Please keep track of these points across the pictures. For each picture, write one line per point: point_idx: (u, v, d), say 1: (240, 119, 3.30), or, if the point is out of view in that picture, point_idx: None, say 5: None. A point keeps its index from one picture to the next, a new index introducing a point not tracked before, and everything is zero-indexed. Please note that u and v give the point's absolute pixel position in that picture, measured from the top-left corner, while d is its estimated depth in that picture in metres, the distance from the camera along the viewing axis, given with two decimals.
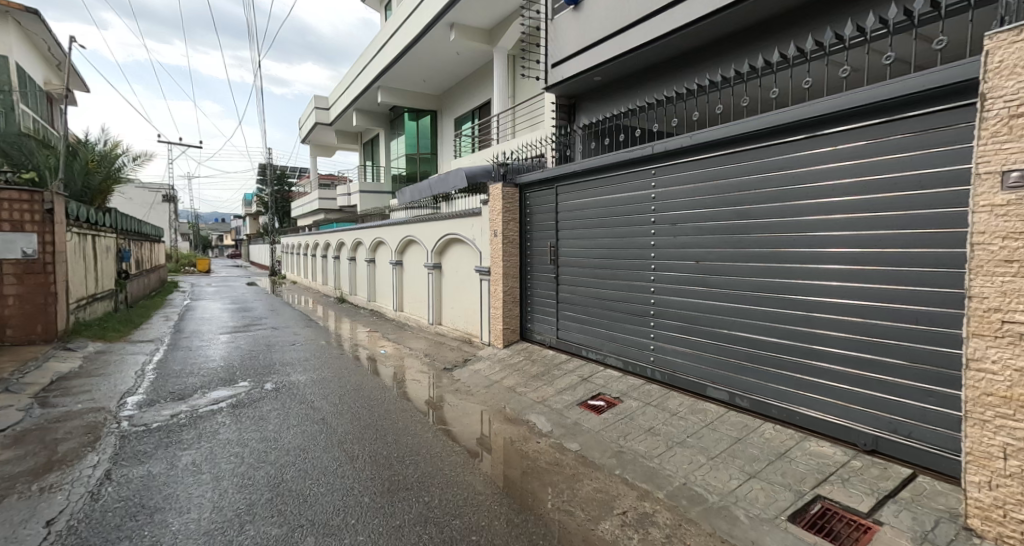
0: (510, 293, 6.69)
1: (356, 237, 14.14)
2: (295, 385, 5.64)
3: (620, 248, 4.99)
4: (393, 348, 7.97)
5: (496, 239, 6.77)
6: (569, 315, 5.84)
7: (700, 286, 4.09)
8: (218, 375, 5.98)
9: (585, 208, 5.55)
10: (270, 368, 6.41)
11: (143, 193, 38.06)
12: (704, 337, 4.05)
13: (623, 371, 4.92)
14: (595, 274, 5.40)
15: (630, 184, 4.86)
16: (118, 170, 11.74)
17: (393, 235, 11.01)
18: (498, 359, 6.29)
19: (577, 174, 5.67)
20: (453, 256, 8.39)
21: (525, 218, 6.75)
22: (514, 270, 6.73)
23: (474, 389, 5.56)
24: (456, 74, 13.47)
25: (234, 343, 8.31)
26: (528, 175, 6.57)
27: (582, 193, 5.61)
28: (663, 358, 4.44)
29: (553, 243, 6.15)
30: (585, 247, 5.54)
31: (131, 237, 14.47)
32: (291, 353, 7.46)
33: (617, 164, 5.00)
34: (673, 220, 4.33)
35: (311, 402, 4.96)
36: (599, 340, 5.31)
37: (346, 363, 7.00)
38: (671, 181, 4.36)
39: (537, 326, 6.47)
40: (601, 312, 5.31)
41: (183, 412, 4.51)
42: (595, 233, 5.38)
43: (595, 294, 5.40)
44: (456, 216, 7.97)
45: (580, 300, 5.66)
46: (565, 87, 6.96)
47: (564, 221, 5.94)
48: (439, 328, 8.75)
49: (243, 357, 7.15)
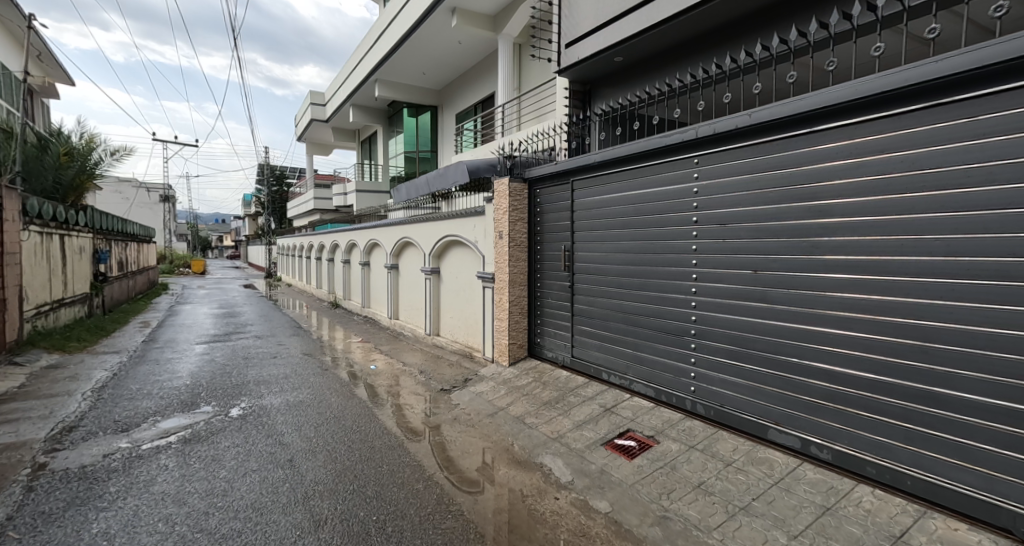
0: (516, 304, 5.89)
1: (350, 238, 13.35)
2: (266, 412, 4.81)
3: (650, 253, 4.18)
4: (386, 362, 7.17)
5: (501, 240, 5.97)
6: (586, 332, 5.03)
7: (758, 301, 3.26)
8: (178, 398, 5.14)
9: (606, 206, 4.73)
10: (241, 389, 5.57)
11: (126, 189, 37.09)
12: (762, 367, 3.23)
13: (654, 401, 4.10)
14: (618, 284, 4.58)
15: (664, 176, 4.04)
16: (95, 165, 10.99)
17: (389, 237, 10.23)
18: (503, 380, 5.48)
19: (597, 166, 4.86)
20: (452, 260, 7.61)
21: (534, 218, 5.95)
22: (521, 277, 5.94)
23: (475, 418, 4.75)
24: (458, 66, 12.71)
25: (210, 355, 7.49)
26: (539, 169, 5.76)
27: (602, 188, 4.81)
28: (706, 390, 3.63)
29: (567, 247, 5.35)
30: (606, 252, 4.74)
31: (112, 237, 13.70)
32: (269, 369, 6.63)
33: (647, 153, 4.17)
34: (723, 220, 3.51)
35: (280, 436, 4.14)
36: (623, 363, 4.49)
37: (330, 381, 6.17)
38: (721, 171, 3.54)
39: (548, 343, 5.65)
40: (625, 329, 4.50)
41: (119, 451, 3.68)
42: (619, 236, 4.57)
43: (617, 307, 4.59)
44: (456, 216, 7.18)
45: (599, 314, 4.85)
46: (579, 70, 6.15)
47: (580, 221, 5.13)
48: (437, 339, 7.95)
49: (215, 373, 6.32)
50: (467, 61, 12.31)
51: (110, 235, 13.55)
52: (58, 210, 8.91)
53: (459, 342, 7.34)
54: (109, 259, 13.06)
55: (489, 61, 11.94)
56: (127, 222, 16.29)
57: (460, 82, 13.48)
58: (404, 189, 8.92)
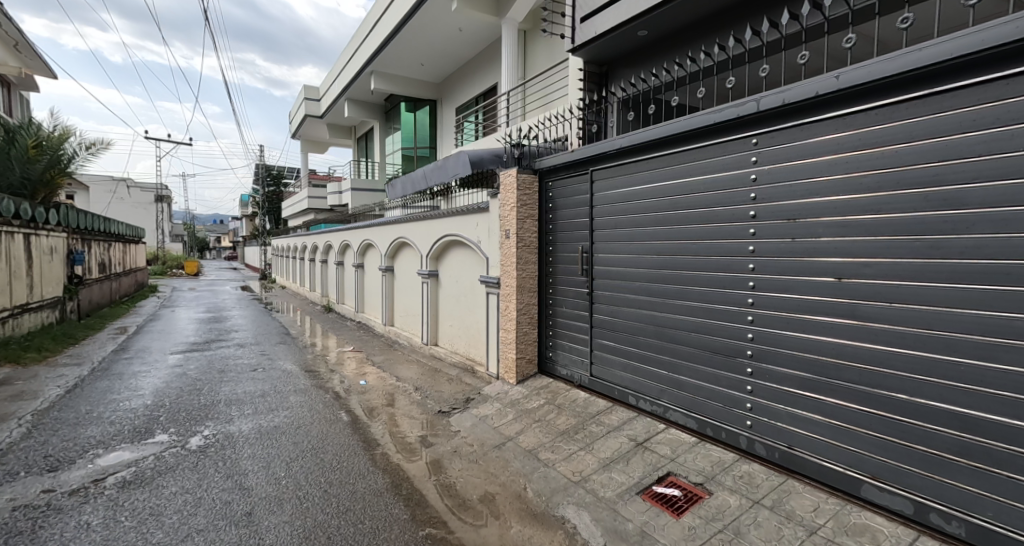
0: (525, 313, 5.19)
1: (344, 239, 12.64)
2: (231, 441, 4.06)
3: (690, 254, 3.46)
4: (378, 376, 6.45)
5: (508, 240, 5.26)
6: (608, 347, 4.33)
7: (845, 318, 2.52)
8: (131, 423, 4.39)
9: (634, 199, 4.01)
10: (207, 411, 4.82)
11: (111, 185, 36.30)
12: (851, 403, 2.49)
13: (696, 434, 3.39)
14: (648, 291, 3.87)
15: (709, 162, 3.30)
16: (69, 159, 10.29)
17: (384, 237, 9.50)
18: (511, 402, 4.76)
19: (622, 153, 4.14)
20: (451, 262, 6.90)
21: (545, 215, 5.24)
22: (531, 282, 5.23)
23: (479, 450, 4.02)
24: (458, 56, 12.02)
25: (183, 367, 6.73)
26: (551, 158, 5.03)
27: (627, 179, 4.10)
28: (769, 426, 2.91)
29: (585, 248, 4.64)
30: (633, 253, 4.02)
31: (92, 237, 12.96)
32: (245, 384, 5.87)
33: (688, 134, 3.44)
34: (792, 214, 2.77)
35: (242, 476, 3.40)
36: (656, 386, 3.78)
37: (312, 399, 5.42)
38: (789, 153, 2.80)
39: (562, 358, 4.94)
40: (657, 346, 3.79)
41: (35, 502, 2.94)
42: (648, 234, 3.86)
43: (647, 318, 3.87)
44: (457, 214, 6.46)
45: (624, 326, 4.14)
46: (596, 49, 5.43)
47: (601, 217, 4.42)
48: (435, 350, 7.22)
49: (183, 390, 5.58)
50: (469, 50, 11.61)
51: (89, 235, 12.82)
52: (22, 206, 8.16)
53: (460, 353, 6.62)
54: (87, 259, 12.30)
55: (492, 50, 11.25)
56: (111, 220, 15.53)
57: (460, 73, 12.79)
58: (399, 185, 8.19)
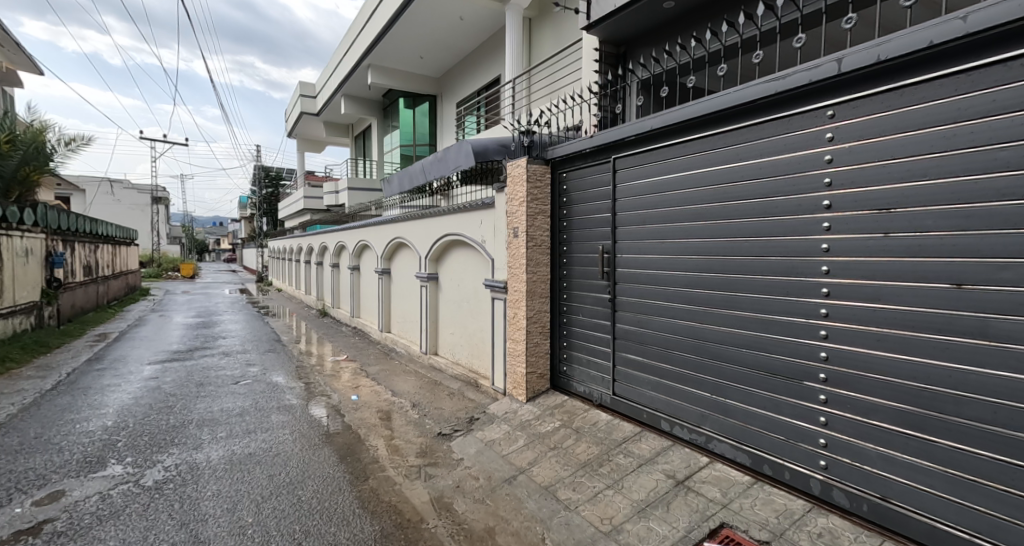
0: (536, 322, 4.62)
1: (339, 240, 12.05)
2: (196, 474, 3.45)
3: (740, 254, 2.87)
4: (372, 390, 5.86)
5: (516, 239, 4.68)
6: (634, 362, 3.75)
7: (967, 336, 1.93)
8: (82, 450, 3.79)
9: (666, 190, 3.43)
10: (174, 434, 4.21)
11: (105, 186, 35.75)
12: (981, 450, 1.90)
13: (751, 472, 2.80)
14: (683, 298, 3.29)
15: (767, 143, 2.72)
16: (46, 155, 9.72)
17: (381, 238, 8.93)
18: (520, 425, 4.17)
19: (650, 138, 3.56)
20: (453, 264, 6.32)
21: (558, 211, 4.65)
22: (543, 286, 4.65)
23: (486, 485, 3.43)
24: (459, 48, 11.48)
25: (158, 379, 6.13)
26: (565, 147, 4.44)
27: (656, 167, 3.53)
28: (853, 469, 2.32)
29: (606, 248, 4.06)
30: (664, 253, 3.44)
31: (75, 238, 12.39)
32: (223, 400, 5.27)
33: (738, 110, 2.85)
34: (887, 203, 2.18)
35: (199, 525, 2.79)
36: (695, 412, 3.19)
37: (297, 418, 4.82)
38: (881, 126, 2.21)
39: (579, 374, 4.36)
40: (695, 363, 3.20)
41: None
42: (683, 230, 3.28)
43: (683, 330, 3.29)
44: (459, 211, 5.89)
45: (653, 337, 3.56)
46: (614, 26, 4.86)
47: (625, 212, 3.84)
48: (434, 360, 6.63)
49: (152, 407, 4.98)
50: (470, 40, 11.06)
51: (73, 237, 12.25)
52: None
53: (462, 365, 6.04)
54: (70, 262, 11.71)
55: (495, 42, 10.70)
56: (98, 221, 14.96)
57: (462, 66, 12.23)
58: (395, 181, 7.61)
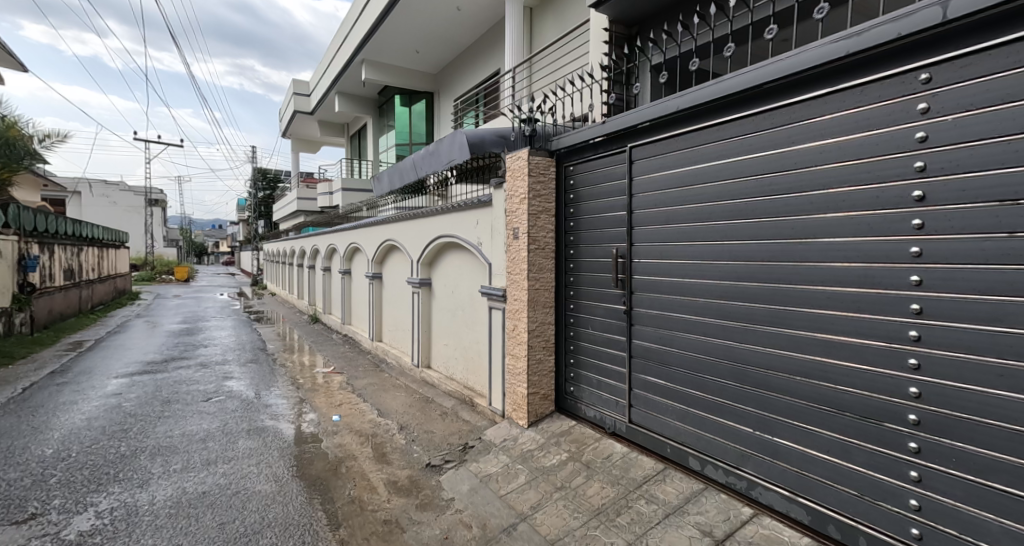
0: (539, 336, 4.06)
1: (330, 242, 11.51)
2: (130, 523, 2.88)
3: (794, 260, 2.32)
4: (356, 409, 5.30)
5: (517, 241, 4.12)
6: (654, 386, 3.19)
7: None
8: (5, 489, 3.22)
9: (694, 183, 2.88)
10: (119, 466, 3.64)
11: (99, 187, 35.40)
12: None
13: (810, 533, 2.23)
14: (716, 312, 2.74)
15: (831, 120, 2.17)
16: (19, 154, 9.19)
17: (372, 240, 8.37)
18: (521, 457, 3.61)
19: (672, 122, 3.02)
20: (447, 269, 5.76)
21: (563, 209, 4.10)
22: (546, 295, 4.10)
23: (478, 536, 2.87)
24: (456, 42, 10.97)
25: (121, 396, 5.56)
26: (572, 136, 3.89)
27: (680, 156, 2.98)
28: (959, 544, 1.76)
29: (620, 251, 3.50)
30: (692, 259, 2.89)
31: (55, 241, 11.84)
32: (187, 422, 4.70)
33: (792, 81, 2.30)
34: (1014, 192, 1.63)
35: None
36: (734, 450, 2.62)
37: (266, 443, 4.26)
38: (1003, 89, 1.66)
39: (589, 396, 3.80)
40: (732, 392, 2.63)
41: None
42: (716, 231, 2.73)
43: (717, 351, 2.73)
44: (453, 210, 5.34)
45: (677, 358, 3.01)
46: (625, 5, 4.33)
47: (643, 210, 3.28)
48: (427, 373, 6.08)
49: (104, 430, 4.41)
50: (468, 33, 10.54)
51: (53, 240, 11.71)
52: None
53: (456, 380, 5.48)
54: (48, 265, 11.14)
55: (494, 34, 10.17)
56: (83, 222, 14.41)
57: (460, 61, 11.70)
58: (386, 178, 7.07)
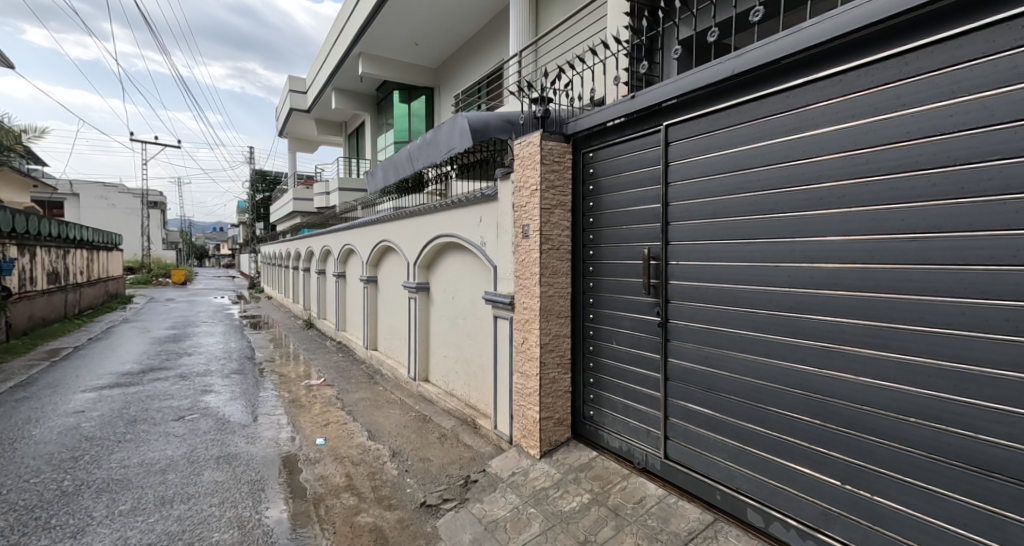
0: (554, 351, 3.48)
1: (325, 244, 10.94)
2: None
3: (908, 261, 1.75)
4: (344, 430, 4.71)
5: (527, 240, 3.54)
6: (697, 416, 2.61)
7: None
8: None
9: (755, 166, 2.31)
10: (53, 508, 3.05)
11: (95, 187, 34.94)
12: None
13: None
14: (786, 328, 2.16)
15: (970, 70, 1.61)
16: None
17: (367, 242, 7.79)
18: (533, 498, 3.02)
19: (722, 93, 2.46)
20: (447, 272, 5.19)
21: (581, 203, 3.52)
22: (561, 303, 3.52)
23: None
24: (458, 33, 10.45)
25: (82, 415, 4.98)
26: (592, 117, 3.31)
27: (733, 133, 2.41)
28: None
29: (653, 252, 2.90)
30: (751, 260, 2.31)
31: (36, 243, 11.28)
32: (148, 447, 4.11)
33: (907, 22, 1.75)
34: None
35: None
36: (814, 508, 2.04)
37: (236, 476, 3.66)
38: None
39: (613, 423, 3.22)
40: (810, 432, 2.06)
41: None
42: (787, 225, 2.16)
43: (786, 379, 2.15)
44: (454, 206, 4.77)
45: (728, 385, 2.42)
46: None
47: (683, 202, 2.70)
48: (425, 387, 5.50)
49: (49, 459, 3.82)
50: (471, 24, 10.03)
51: (34, 242, 11.15)
52: None
53: (457, 397, 4.90)
54: (27, 268, 10.58)
55: (497, 24, 9.61)
56: (70, 223, 13.88)
57: (461, 54, 11.16)
58: (381, 173, 6.48)
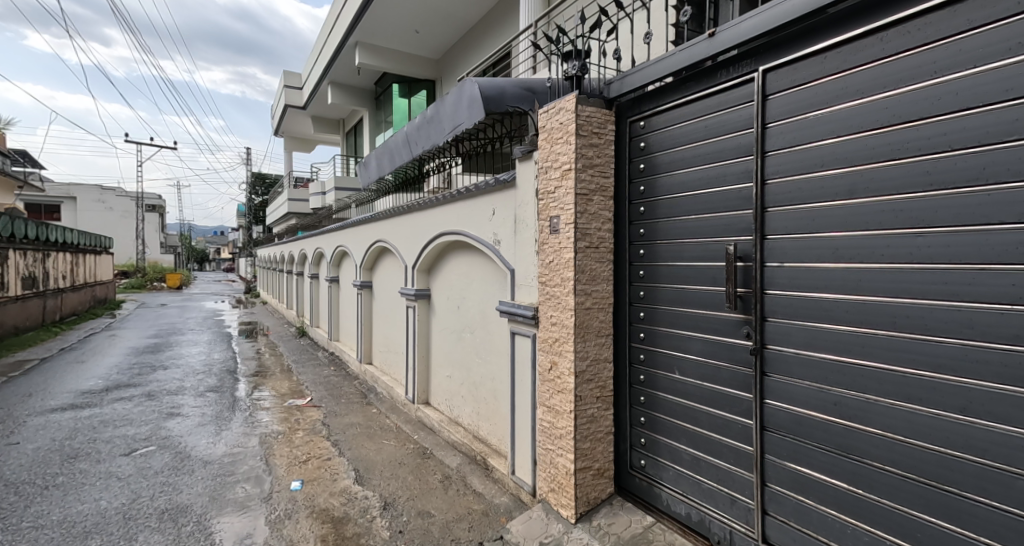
0: (592, 381, 2.66)
1: (318, 247, 10.14)
2: None
3: None
4: (327, 468, 3.90)
5: (556, 236, 2.73)
6: (821, 490, 1.77)
7: None
8: None
9: (934, 114, 1.46)
10: None
11: (89, 189, 34.22)
12: None
13: None
14: (1008, 373, 1.32)
15: None
16: None
17: (361, 242, 6.98)
18: None
19: (864, 11, 1.62)
20: (451, 277, 4.38)
21: (626, 187, 2.71)
22: (601, 317, 2.70)
23: None
24: (462, 19, 9.66)
25: (14, 448, 4.15)
26: (645, 72, 2.47)
27: (886, 69, 1.58)
28: None
29: (741, 251, 2.08)
30: (929, 262, 1.47)
31: (9, 246, 10.46)
32: (76, 497, 3.28)
33: None
34: None
35: None
36: None
37: (178, 541, 2.82)
38: None
39: (676, 481, 2.39)
40: None
41: None
42: (1005, 202, 1.32)
43: (1009, 455, 1.32)
44: (460, 199, 3.96)
45: (879, 450, 1.61)
46: None
47: (791, 179, 1.88)
48: (424, 411, 4.70)
49: None
50: (476, 9, 9.24)
51: (7, 244, 10.33)
52: None
53: (463, 427, 4.10)
54: None
55: (505, 8, 8.83)
56: (53, 224, 13.11)
57: (465, 43, 10.38)
58: (376, 162, 5.68)
